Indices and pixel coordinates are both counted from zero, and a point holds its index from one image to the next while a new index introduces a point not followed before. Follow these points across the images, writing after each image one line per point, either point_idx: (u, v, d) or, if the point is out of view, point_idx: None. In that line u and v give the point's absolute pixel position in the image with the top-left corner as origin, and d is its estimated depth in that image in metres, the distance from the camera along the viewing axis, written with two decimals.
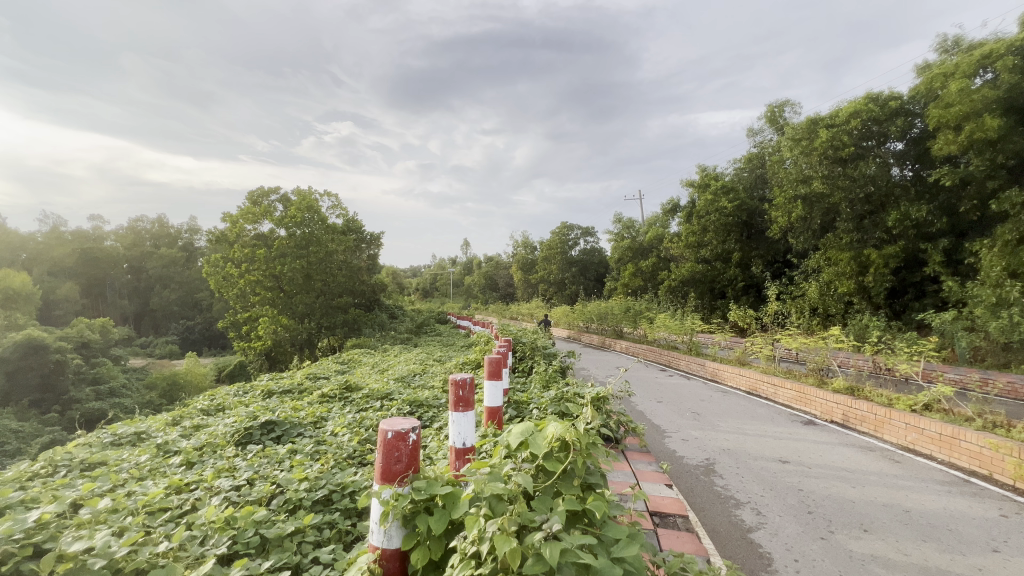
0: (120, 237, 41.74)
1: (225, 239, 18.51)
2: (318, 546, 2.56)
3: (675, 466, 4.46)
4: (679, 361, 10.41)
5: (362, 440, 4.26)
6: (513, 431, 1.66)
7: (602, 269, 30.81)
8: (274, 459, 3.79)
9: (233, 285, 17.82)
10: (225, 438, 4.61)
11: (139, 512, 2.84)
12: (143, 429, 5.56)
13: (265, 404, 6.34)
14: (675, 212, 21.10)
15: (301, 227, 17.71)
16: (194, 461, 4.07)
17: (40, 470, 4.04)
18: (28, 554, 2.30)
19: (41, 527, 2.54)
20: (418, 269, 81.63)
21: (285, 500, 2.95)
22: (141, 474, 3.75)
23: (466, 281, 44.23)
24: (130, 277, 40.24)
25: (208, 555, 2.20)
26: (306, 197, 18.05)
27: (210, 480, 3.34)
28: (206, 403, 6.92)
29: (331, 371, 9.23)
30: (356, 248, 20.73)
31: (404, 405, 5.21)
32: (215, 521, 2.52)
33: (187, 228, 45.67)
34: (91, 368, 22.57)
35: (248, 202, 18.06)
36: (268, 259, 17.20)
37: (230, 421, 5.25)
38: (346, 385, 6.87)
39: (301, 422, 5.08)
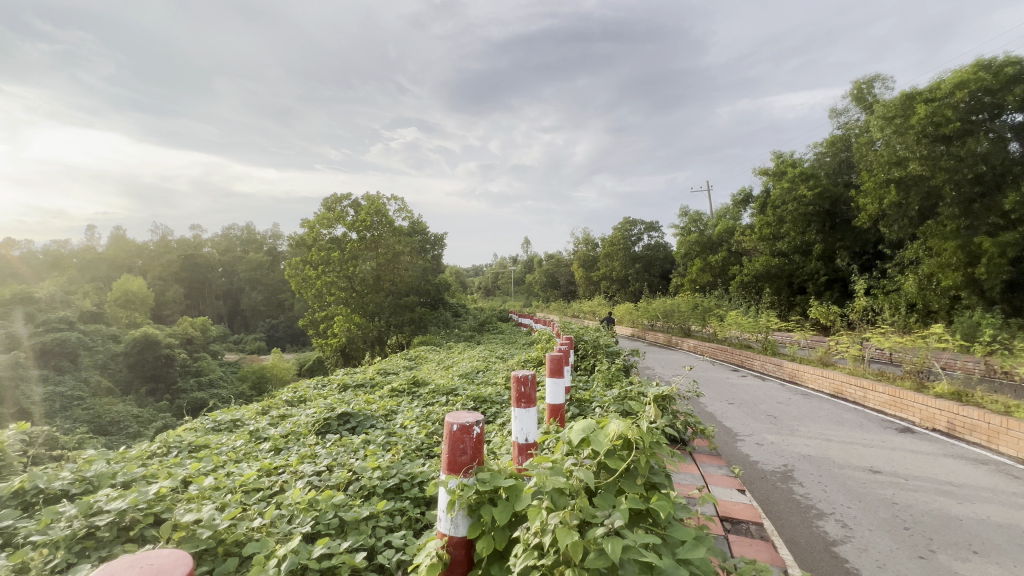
0: (216, 244, 46.40)
1: (303, 243, 19.91)
2: (390, 531, 2.71)
3: (748, 471, 4.24)
4: (753, 360, 9.83)
5: (429, 432, 4.44)
6: (575, 428, 1.66)
7: (667, 265, 29.74)
8: (350, 448, 4.06)
9: (311, 286, 19.15)
10: (307, 427, 4.99)
11: (236, 490, 3.16)
12: (238, 416, 6.16)
13: (341, 397, 6.78)
14: (746, 203, 19.90)
15: (371, 230, 18.70)
16: (280, 447, 4.46)
17: (157, 449, 4.62)
18: (151, 522, 2.66)
19: (159, 499, 2.92)
20: (480, 268, 83.12)
21: (360, 486, 3.15)
22: (238, 457, 4.18)
23: (528, 280, 44.44)
24: (224, 280, 44.36)
25: (294, 533, 2.41)
26: (375, 201, 19.03)
27: (294, 465, 3.64)
28: (290, 395, 7.53)
29: (400, 367, 9.68)
30: (422, 249, 21.52)
31: (469, 401, 5.35)
32: (300, 502, 2.76)
33: (271, 234, 49.85)
34: (195, 361, 25.31)
35: (323, 209, 19.33)
36: (342, 261, 18.36)
37: (311, 412, 5.68)
38: (414, 380, 7.18)
39: (374, 414, 5.39)
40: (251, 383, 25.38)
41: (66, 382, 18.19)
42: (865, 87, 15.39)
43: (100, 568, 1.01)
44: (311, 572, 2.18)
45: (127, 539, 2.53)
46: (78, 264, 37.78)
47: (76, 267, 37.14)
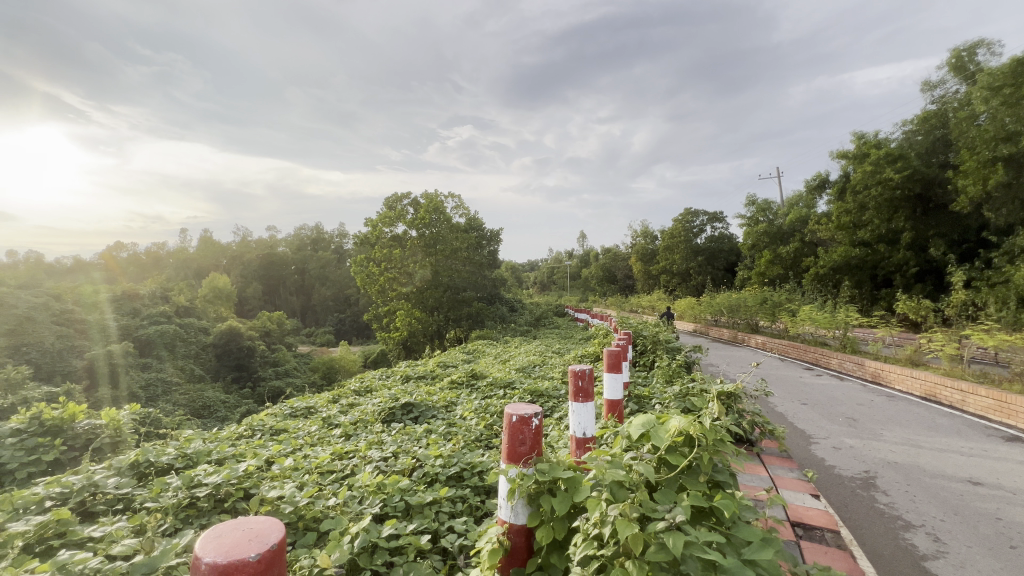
0: (289, 243, 49.78)
1: (367, 241, 20.87)
2: (453, 516, 2.82)
3: (824, 475, 3.97)
4: (830, 359, 9.13)
5: (488, 424, 4.55)
6: (634, 423, 1.66)
7: (732, 257, 28.25)
8: (413, 437, 4.25)
9: (374, 282, 20.05)
10: (374, 415, 5.28)
11: (312, 471, 3.41)
12: (312, 404, 6.63)
13: (404, 388, 7.09)
14: (823, 189, 18.43)
15: (429, 228, 19.29)
16: (350, 433, 4.75)
17: (244, 432, 5.10)
18: (241, 495, 2.95)
19: (247, 475, 3.23)
20: (536, 263, 83.11)
21: (424, 473, 3.29)
22: (313, 441, 4.50)
23: (584, 275, 43.89)
24: (297, 277, 46.94)
25: (365, 512, 2.58)
26: (433, 199, 19.55)
27: (363, 450, 3.87)
28: (358, 384, 7.99)
29: (459, 360, 9.94)
30: (478, 245, 21.88)
31: (527, 394, 5.42)
32: (369, 485, 2.94)
33: (338, 233, 52.66)
34: (272, 352, 27.39)
35: (385, 207, 20.17)
36: (403, 258, 19.10)
37: (377, 401, 5.99)
38: (472, 373, 7.37)
39: (435, 405, 5.60)
40: (322, 373, 27.08)
41: (166, 370, 20.37)
42: (965, 55, 13.69)
43: (212, 526, 1.16)
44: (380, 550, 2.32)
45: (222, 511, 2.82)
46: (174, 264, 41.97)
47: (172, 266, 41.35)
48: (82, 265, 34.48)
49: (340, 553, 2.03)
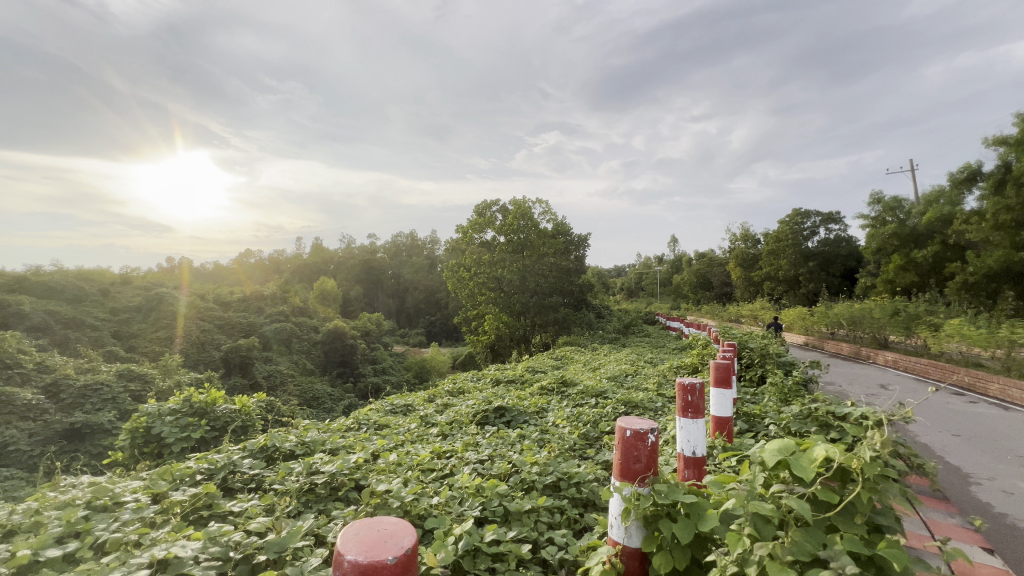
0: (387, 249, 53.44)
1: (458, 247, 21.66)
2: (551, 527, 2.75)
3: (994, 527, 3.29)
4: (989, 384, 7.66)
5: (582, 434, 4.43)
6: (769, 448, 1.47)
7: (851, 262, 25.16)
8: (507, 441, 4.26)
9: (464, 287, 20.72)
10: (468, 417, 5.40)
11: (415, 468, 3.55)
12: (410, 402, 6.96)
13: (495, 391, 7.18)
14: (972, 182, 15.69)
15: (517, 233, 19.52)
16: (447, 433, 4.90)
17: (352, 425, 5.49)
18: (351, 485, 3.14)
19: (357, 467, 3.45)
20: (624, 269, 80.68)
21: (521, 479, 3.26)
22: (413, 439, 4.71)
23: (676, 281, 41.68)
24: (393, 281, 50.17)
25: (466, 515, 2.61)
26: (521, 205, 19.78)
27: (460, 451, 3.96)
28: (451, 385, 8.26)
29: (548, 366, 9.88)
30: (566, 249, 21.64)
31: (621, 404, 5.19)
32: (469, 487, 2.97)
33: (430, 239, 55.53)
34: (372, 351, 29.49)
35: (475, 214, 20.82)
36: (492, 263, 19.54)
37: (471, 403, 6.14)
38: (562, 379, 7.26)
39: (526, 410, 5.59)
40: (414, 372, 28.61)
41: (283, 363, 22.82)
42: None
43: (349, 522, 1.28)
44: (483, 555, 2.32)
45: (336, 497, 3.04)
46: (291, 268, 46.96)
47: (290, 270, 46.42)
48: (221, 269, 39.98)
49: (446, 554, 2.06)
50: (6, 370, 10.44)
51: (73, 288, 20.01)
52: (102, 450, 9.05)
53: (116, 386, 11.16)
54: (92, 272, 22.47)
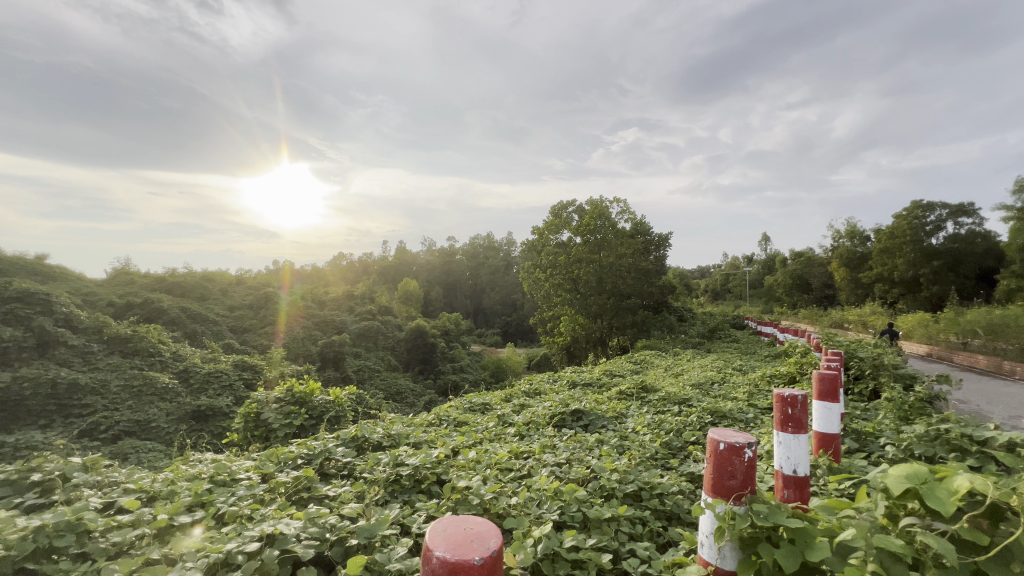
0: (465, 251, 55.16)
1: (535, 249, 21.71)
2: (632, 538, 2.64)
3: None
4: None
5: (665, 443, 4.22)
6: (892, 474, 1.29)
7: (989, 262, 21.62)
8: (585, 445, 4.19)
9: (540, 288, 20.71)
10: (544, 419, 5.39)
11: (493, 466, 3.60)
12: (488, 401, 7.10)
13: (572, 394, 7.09)
14: None
15: (594, 234, 19.09)
16: (523, 434, 4.93)
17: (433, 421, 5.71)
18: (434, 479, 3.28)
19: (438, 461, 3.58)
20: (708, 269, 76.08)
21: (600, 485, 3.18)
22: (491, 437, 4.79)
23: (768, 283, 38.47)
24: (471, 281, 51.53)
25: (545, 518, 2.58)
26: (598, 205, 19.31)
27: (538, 452, 3.95)
28: (527, 386, 8.28)
29: (626, 370, 9.56)
30: (646, 249, 20.81)
31: (707, 413, 4.88)
32: (547, 489, 2.95)
33: (507, 241, 56.38)
34: (451, 349, 30.54)
35: (552, 216, 20.77)
36: (568, 264, 19.24)
37: (547, 404, 6.12)
38: (642, 385, 6.98)
39: (604, 415, 5.46)
40: (491, 371, 29.18)
41: (371, 358, 24.36)
42: None
43: (435, 520, 1.34)
44: (562, 560, 2.29)
45: (420, 490, 3.18)
46: (377, 270, 50.08)
47: (377, 272, 49.53)
48: (318, 271, 43.67)
49: (525, 555, 2.06)
50: (150, 356, 12.24)
51: (199, 288, 23.09)
52: (222, 430, 10.28)
53: (233, 374, 12.63)
54: (214, 274, 25.57)
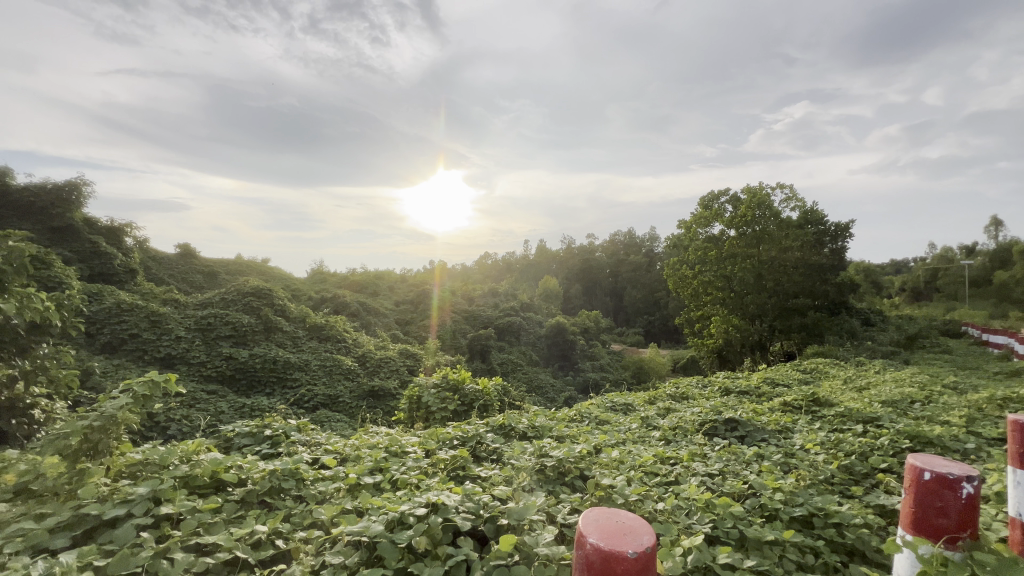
0: (605, 248, 54.33)
1: (681, 244, 20.31)
2: (801, 568, 2.34)
3: None
4: None
5: (844, 466, 3.62)
6: None
7: None
8: (741, 459, 3.81)
9: (688, 286, 19.20)
10: (693, 425, 5.05)
11: (636, 468, 3.51)
12: (630, 401, 6.91)
13: (725, 402, 6.49)
14: None
15: (753, 226, 16.97)
16: (670, 438, 4.70)
17: (575, 417, 5.79)
18: (577, 474, 3.35)
19: (581, 456, 3.65)
20: (906, 263, 62.29)
21: (760, 504, 2.87)
22: (634, 439, 4.68)
23: (1001, 280, 29.88)
24: (611, 279, 50.35)
25: (696, 529, 2.44)
26: (757, 193, 17.19)
27: (686, 460, 3.74)
28: (672, 389, 7.83)
29: (792, 380, 8.39)
30: (819, 241, 17.86)
31: (905, 437, 4.03)
32: (697, 500, 2.78)
33: (649, 236, 53.90)
34: (590, 347, 30.39)
35: (700, 208, 19.26)
36: (720, 260, 17.49)
37: (696, 410, 5.71)
38: (813, 397, 6.06)
39: (765, 428, 4.89)
40: (632, 371, 28.26)
41: (515, 352, 25.54)
42: None
43: (590, 508, 1.48)
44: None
45: (564, 483, 3.28)
46: (520, 268, 52.17)
47: (519, 270, 51.60)
48: (467, 270, 47.29)
49: (674, 563, 2.00)
50: (338, 343, 14.65)
51: (373, 286, 26.86)
52: (390, 409, 11.83)
53: (398, 361, 14.41)
54: (384, 273, 29.46)
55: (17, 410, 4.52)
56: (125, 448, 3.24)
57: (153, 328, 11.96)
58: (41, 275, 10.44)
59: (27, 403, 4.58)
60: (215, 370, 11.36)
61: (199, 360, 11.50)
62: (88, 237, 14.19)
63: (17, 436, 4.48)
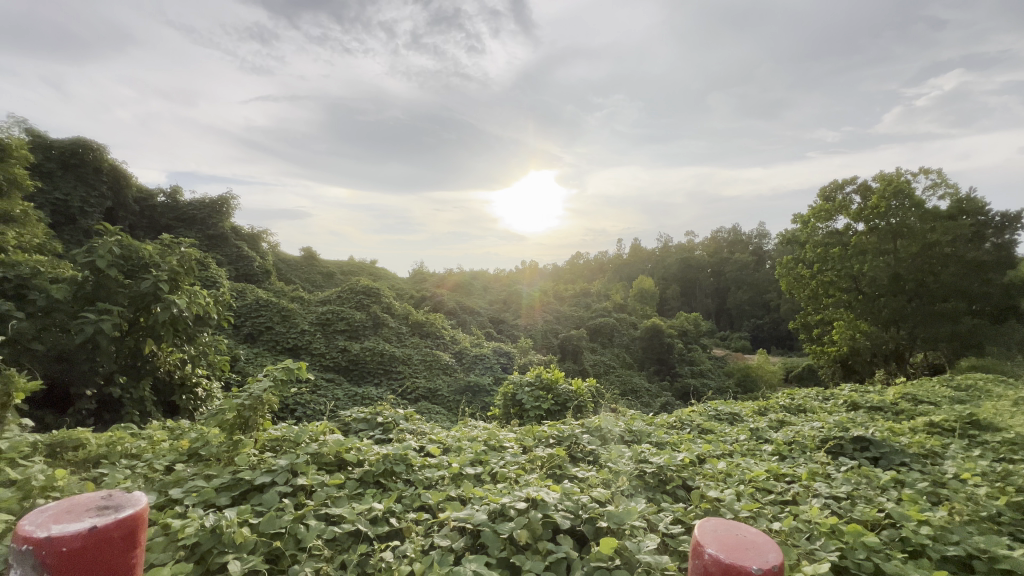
0: (706, 246, 50.95)
1: (796, 240, 18.37)
2: None
3: None
4: None
5: (1015, 504, 3.02)
6: None
7: None
8: (874, 484, 3.36)
9: (804, 287, 17.32)
10: (814, 441, 4.55)
11: (746, 483, 3.26)
12: (737, 411, 6.42)
13: (853, 417, 5.74)
14: None
15: (888, 218, 14.67)
16: (785, 454, 4.30)
17: (675, 424, 5.54)
18: (680, 483, 3.22)
19: (683, 465, 3.48)
20: None
21: (900, 537, 2.51)
22: (742, 451, 4.35)
23: None
24: (713, 279, 47.07)
25: (819, 556, 2.22)
26: (893, 179, 14.90)
27: (805, 479, 3.38)
28: (787, 400, 7.11)
29: (941, 397, 7.17)
30: (979, 235, 14.99)
31: None
32: (821, 524, 2.50)
33: (758, 232, 49.47)
34: (689, 351, 28.70)
35: (820, 199, 17.27)
36: (845, 258, 15.48)
37: (817, 425, 5.13)
38: (971, 420, 5.13)
39: (906, 450, 4.25)
40: (737, 379, 26.13)
41: (607, 354, 24.98)
42: None
43: (707, 519, 1.55)
44: None
45: (664, 491, 3.15)
46: (613, 268, 50.91)
47: (612, 269, 50.34)
48: (558, 270, 47.29)
49: None
50: (438, 340, 15.51)
51: (468, 286, 27.99)
52: (485, 404, 12.24)
53: (493, 359, 14.86)
54: (479, 274, 30.56)
55: (186, 387, 5.43)
56: (267, 424, 3.74)
57: (283, 322, 13.65)
58: (201, 275, 12.45)
59: (192, 382, 5.48)
60: (333, 360, 12.66)
61: (320, 351, 12.87)
62: (235, 243, 16.59)
63: (186, 409, 5.39)
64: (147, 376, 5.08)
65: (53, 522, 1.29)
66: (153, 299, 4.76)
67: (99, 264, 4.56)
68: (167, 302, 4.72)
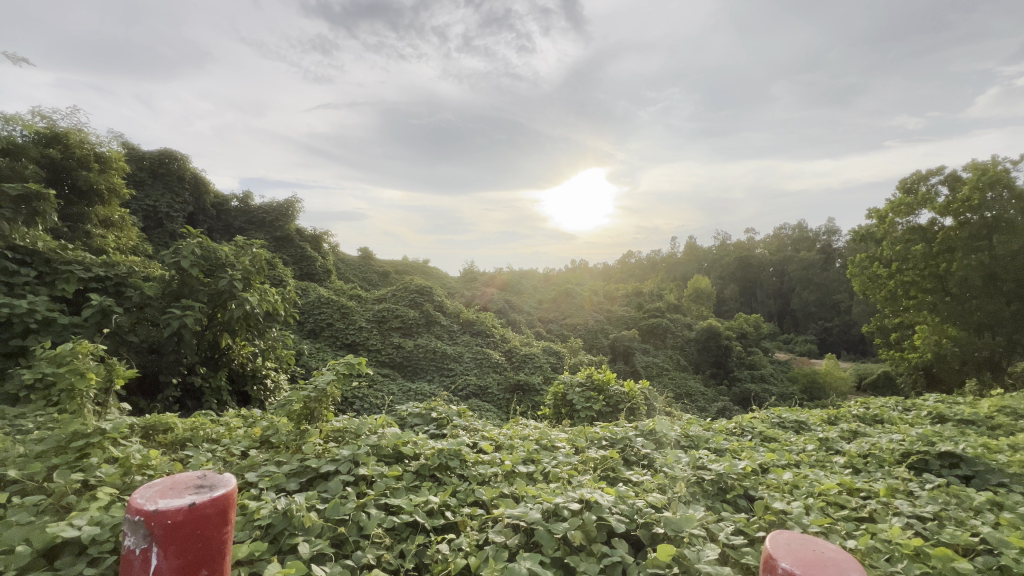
0: (767, 244, 48.22)
1: (871, 237, 17.01)
2: None
3: None
4: None
5: None
6: None
7: None
8: (966, 505, 3.04)
9: (880, 287, 16.00)
10: (893, 455, 4.20)
11: (815, 496, 3.06)
12: (803, 419, 6.04)
13: (939, 431, 5.23)
14: None
15: (983, 212, 13.22)
16: (858, 467, 4.00)
17: (735, 430, 5.30)
18: (741, 492, 3.09)
19: (745, 474, 3.32)
20: None
21: (995, 564, 2.27)
22: (810, 461, 4.09)
23: None
24: (775, 280, 44.52)
25: None
26: (987, 168, 13.42)
27: (883, 495, 3.13)
28: (860, 410, 6.59)
29: None
30: None
31: None
32: (905, 545, 2.31)
33: (826, 229, 46.21)
34: (749, 354, 27.29)
35: (900, 192, 15.87)
36: (928, 256, 14.16)
37: (897, 437, 4.72)
38: None
39: (1003, 470, 3.82)
40: (803, 386, 24.50)
41: (660, 356, 24.24)
42: None
43: (776, 532, 1.49)
44: None
45: (724, 500, 3.03)
46: (666, 268, 49.36)
47: (665, 269, 48.79)
48: (608, 270, 46.47)
49: None
50: (488, 339, 15.71)
51: (518, 285, 28.09)
52: (535, 403, 12.23)
53: (542, 359, 14.84)
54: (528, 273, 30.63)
55: (257, 378, 5.83)
56: (330, 416, 3.95)
57: (342, 318, 14.33)
58: (270, 274, 13.32)
59: (263, 373, 5.89)
60: (388, 356, 13.13)
61: (376, 347, 13.39)
62: (299, 244, 17.58)
63: (257, 398, 5.81)
64: (223, 367, 5.52)
65: (160, 497, 1.43)
66: (229, 297, 5.15)
67: (184, 264, 5.00)
68: (241, 299, 5.10)
